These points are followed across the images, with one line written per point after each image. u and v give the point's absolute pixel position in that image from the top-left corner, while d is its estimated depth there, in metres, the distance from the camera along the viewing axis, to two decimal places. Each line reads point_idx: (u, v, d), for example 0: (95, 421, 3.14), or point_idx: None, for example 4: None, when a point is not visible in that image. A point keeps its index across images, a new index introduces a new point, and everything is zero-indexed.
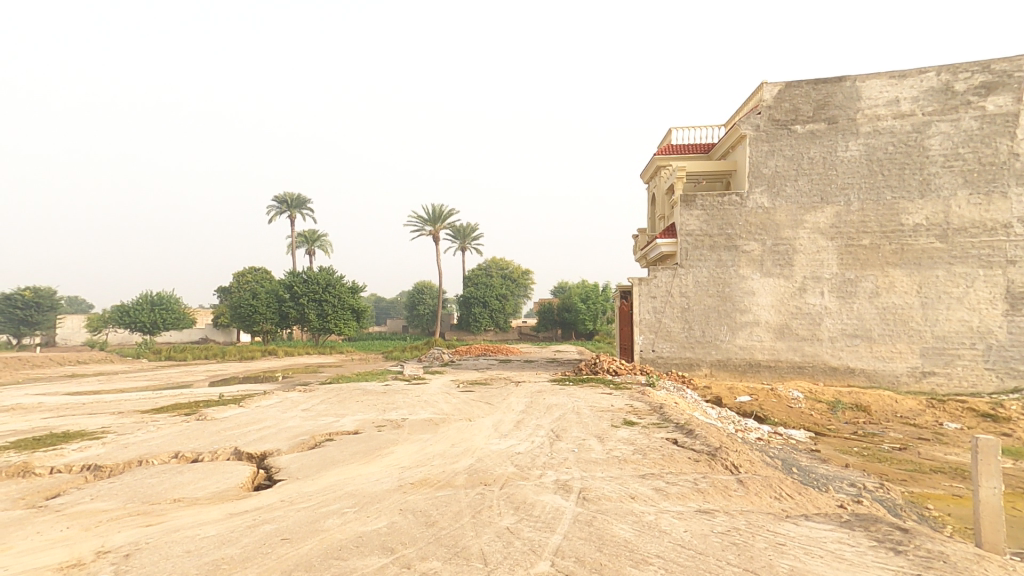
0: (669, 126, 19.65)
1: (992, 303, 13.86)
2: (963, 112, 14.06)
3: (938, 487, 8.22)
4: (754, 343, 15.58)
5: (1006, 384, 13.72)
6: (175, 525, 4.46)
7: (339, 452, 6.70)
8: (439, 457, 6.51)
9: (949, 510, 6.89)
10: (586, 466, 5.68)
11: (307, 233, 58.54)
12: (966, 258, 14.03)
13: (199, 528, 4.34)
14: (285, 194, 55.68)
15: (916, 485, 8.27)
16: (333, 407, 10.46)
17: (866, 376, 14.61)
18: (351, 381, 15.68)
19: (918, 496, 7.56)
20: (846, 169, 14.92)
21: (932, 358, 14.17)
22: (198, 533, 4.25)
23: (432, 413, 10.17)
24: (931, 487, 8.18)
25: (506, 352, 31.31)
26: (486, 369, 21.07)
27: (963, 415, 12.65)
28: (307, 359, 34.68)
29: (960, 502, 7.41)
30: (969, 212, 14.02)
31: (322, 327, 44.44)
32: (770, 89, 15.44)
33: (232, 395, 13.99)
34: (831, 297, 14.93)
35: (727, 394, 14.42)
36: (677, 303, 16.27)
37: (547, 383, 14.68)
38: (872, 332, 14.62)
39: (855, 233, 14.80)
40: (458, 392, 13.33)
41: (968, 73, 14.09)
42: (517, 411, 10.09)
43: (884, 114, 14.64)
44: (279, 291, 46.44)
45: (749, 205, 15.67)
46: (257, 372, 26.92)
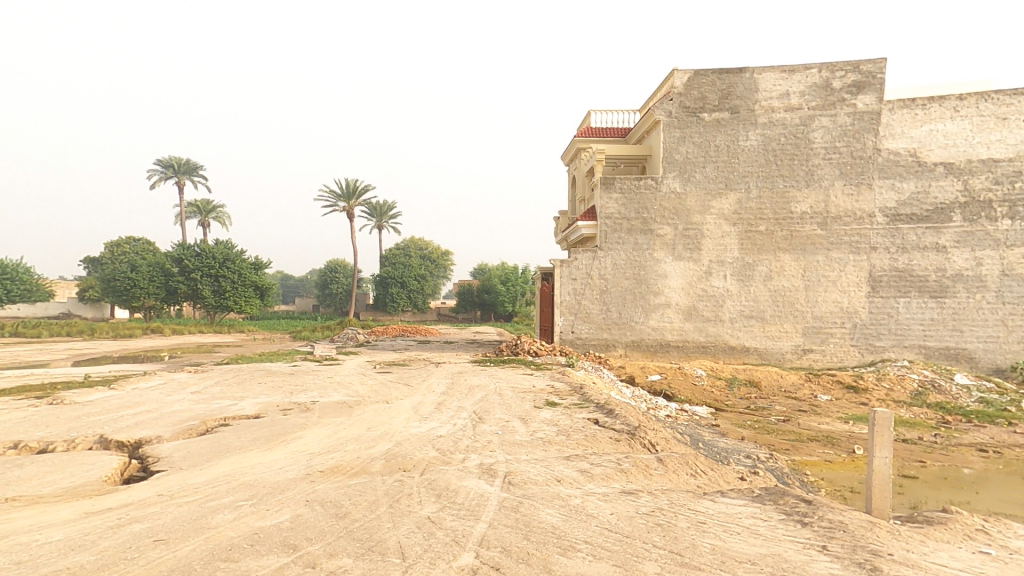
0: (589, 108, 19.85)
1: (858, 285, 15.12)
2: (839, 108, 15.07)
3: (810, 454, 8.99)
4: (665, 325, 16.28)
5: (865, 358, 15.16)
6: (6, 530, 3.71)
7: (236, 439, 6.02)
8: (352, 442, 6.05)
9: (824, 476, 7.53)
10: (511, 450, 5.51)
11: (200, 202, 53.67)
12: (840, 244, 15.19)
13: (41, 533, 3.63)
14: (169, 157, 50.40)
15: (795, 454, 9.00)
16: (230, 389, 9.55)
17: (759, 355, 15.76)
18: (254, 362, 14.52)
19: (797, 463, 8.22)
20: (747, 157, 15.69)
21: (811, 336, 15.42)
22: (38, 539, 3.55)
23: (346, 394, 9.56)
24: (807, 454, 8.96)
25: (424, 333, 30.73)
26: (403, 350, 20.46)
27: (832, 387, 13.96)
28: (201, 339, 31.97)
29: (831, 467, 8.14)
30: (843, 201, 15.15)
31: (217, 304, 41.08)
32: (681, 76, 15.92)
33: (105, 376, 12.40)
34: (732, 280, 15.86)
35: (639, 372, 14.99)
36: (597, 285, 16.60)
37: (466, 364, 14.44)
38: (766, 313, 15.71)
39: (752, 220, 15.71)
40: (373, 373, 12.75)
41: (843, 72, 15.06)
42: (437, 393, 9.77)
43: (778, 106, 15.43)
44: (165, 264, 42.20)
45: (663, 190, 16.19)
46: (138, 351, 24.34)
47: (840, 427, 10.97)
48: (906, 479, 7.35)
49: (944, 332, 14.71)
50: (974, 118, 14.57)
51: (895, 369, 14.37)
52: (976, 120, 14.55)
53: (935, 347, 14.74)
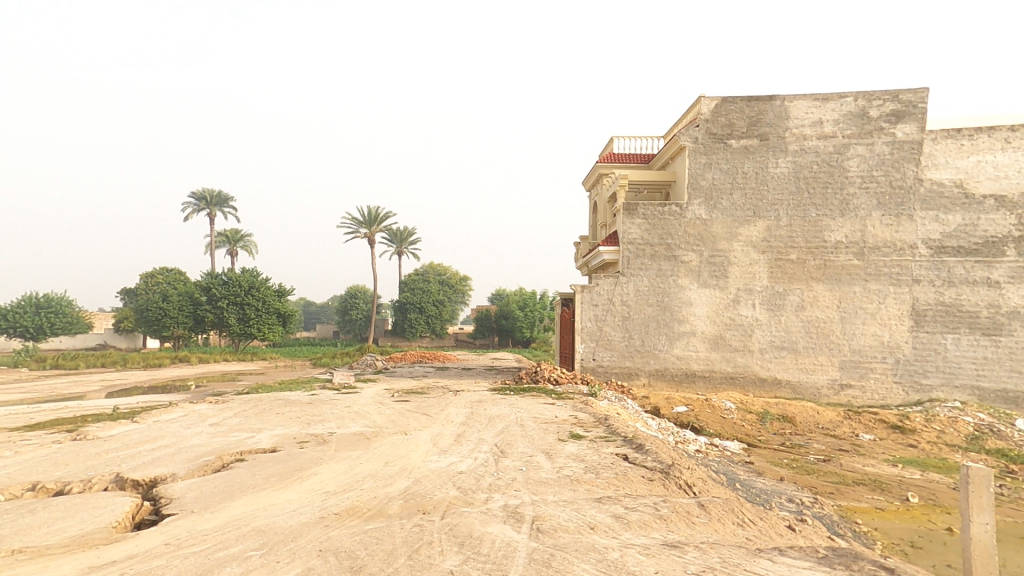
0: (612, 135, 19.79)
1: (900, 320, 14.51)
2: (876, 137, 14.68)
3: (858, 500, 8.39)
4: (691, 353, 15.77)
5: (910, 398, 14.42)
6: None
7: (249, 477, 5.77)
8: (369, 478, 5.75)
9: (876, 527, 6.99)
10: (537, 489, 5.14)
11: (229, 231, 54.92)
12: (879, 275, 14.63)
13: None
14: (202, 189, 51.89)
15: (842, 499, 8.41)
16: (247, 420, 9.37)
17: (791, 388, 15.11)
18: (273, 390, 14.36)
19: (844, 509, 7.66)
20: (776, 185, 15.34)
21: (849, 371, 14.77)
22: None
23: (364, 425, 9.29)
24: (855, 500, 8.37)
25: (443, 360, 30.51)
26: (422, 377, 20.18)
27: (874, 426, 13.24)
28: (224, 367, 32.17)
29: (884, 516, 7.58)
30: (882, 232, 14.64)
31: (243, 332, 41.57)
32: (708, 103, 15.76)
33: (128, 407, 12.38)
34: (762, 309, 15.36)
35: (665, 404, 14.43)
36: (618, 311, 16.22)
37: (486, 392, 14.10)
38: (798, 344, 15.12)
39: (784, 247, 15.26)
40: (392, 402, 12.48)
41: (880, 101, 14.69)
42: (456, 424, 9.43)
43: (810, 133, 15.13)
44: (193, 293, 42.98)
45: (688, 217, 15.88)
46: (165, 380, 24.57)
47: (888, 470, 10.34)
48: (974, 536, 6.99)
49: (1000, 372, 13.93)
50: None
51: (946, 411, 13.62)
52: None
53: (989, 389, 13.96)
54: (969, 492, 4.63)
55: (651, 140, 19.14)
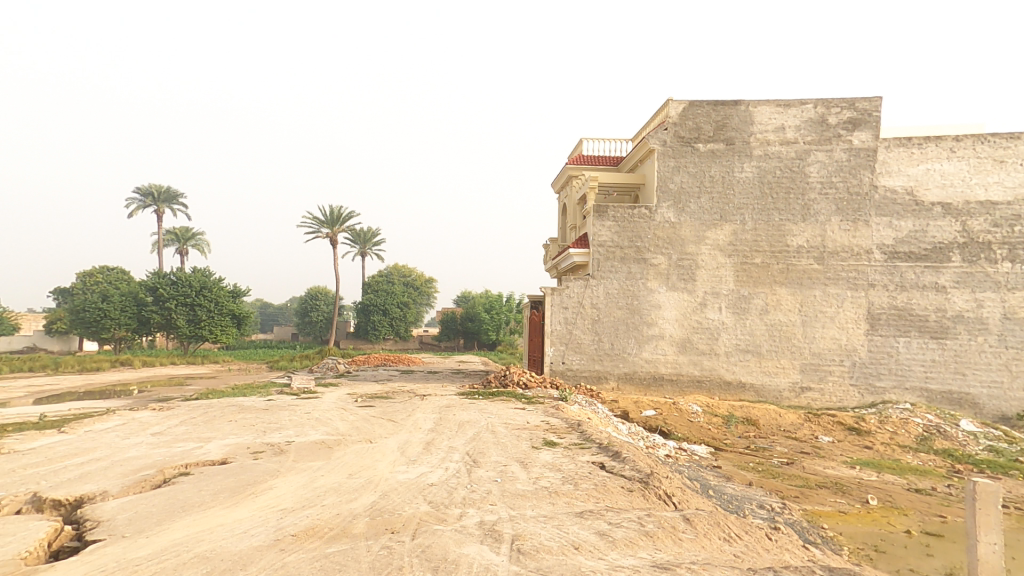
0: (580, 136, 19.71)
1: (857, 323, 14.86)
2: (835, 143, 15.02)
3: (822, 504, 8.39)
4: (659, 356, 15.76)
5: (865, 399, 14.80)
6: None
7: (193, 493, 5.22)
8: (331, 493, 5.29)
9: (842, 531, 6.96)
10: (513, 503, 4.80)
11: (179, 229, 52.55)
12: (838, 280, 14.97)
13: None
14: (149, 184, 49.46)
15: (806, 503, 8.40)
16: (196, 429, 8.69)
17: (755, 391, 15.28)
18: (226, 396, 13.53)
19: (809, 513, 7.62)
20: (741, 190, 15.53)
21: (809, 374, 15.05)
22: None
23: (325, 433, 8.75)
24: (819, 503, 8.37)
25: (406, 363, 29.81)
26: (385, 380, 19.57)
27: (833, 428, 13.48)
28: (172, 371, 30.51)
29: (847, 519, 7.58)
30: (841, 237, 14.98)
31: (193, 334, 39.69)
32: (675, 106, 15.82)
33: (62, 415, 11.38)
34: (728, 312, 15.50)
35: (633, 408, 14.35)
36: (588, 314, 16.09)
37: (453, 397, 13.68)
38: (762, 347, 15.32)
39: (748, 251, 15.45)
40: (354, 408, 11.91)
41: (839, 108, 15.05)
42: (424, 431, 9.00)
43: (773, 139, 15.36)
44: (139, 293, 40.74)
45: (657, 220, 15.90)
46: (106, 386, 23.04)
47: (848, 472, 10.48)
48: (928, 538, 7.03)
49: (945, 374, 14.44)
50: (971, 159, 14.56)
51: (898, 412, 13.99)
52: (973, 162, 14.54)
53: (937, 390, 14.45)
54: (978, 511, 4.65)
55: (619, 142, 19.14)
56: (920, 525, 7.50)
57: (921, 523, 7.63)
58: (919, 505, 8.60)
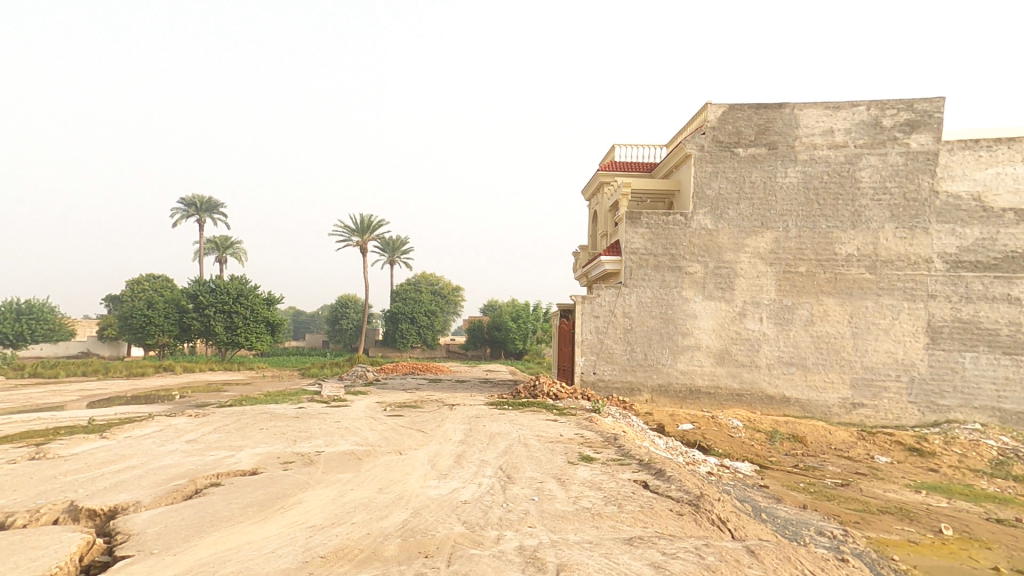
0: (614, 142, 19.39)
1: (915, 336, 14.04)
2: (889, 147, 14.31)
3: (888, 532, 7.80)
4: (695, 368, 15.20)
5: (927, 418, 13.93)
6: None
7: (222, 507, 5.06)
8: (361, 509, 5.06)
9: (915, 564, 6.45)
10: (555, 525, 4.48)
11: (219, 239, 53.94)
12: (892, 290, 14.21)
13: None
14: (192, 195, 50.99)
15: (869, 530, 7.81)
16: (228, 437, 8.62)
17: (800, 406, 14.57)
18: (258, 404, 13.56)
19: (877, 542, 7.06)
20: (786, 195, 14.93)
21: (861, 390, 14.27)
22: None
23: (355, 443, 8.57)
24: (885, 531, 7.79)
25: (435, 371, 29.77)
26: (415, 389, 19.46)
27: (890, 448, 12.74)
28: (209, 377, 31.16)
29: (921, 551, 7.00)
30: (896, 245, 14.22)
31: (230, 341, 40.56)
32: (714, 110, 15.36)
33: (103, 420, 11.55)
34: (770, 323, 14.86)
35: (670, 421, 13.83)
36: (620, 323, 15.66)
37: (484, 406, 13.42)
38: (807, 360, 14.61)
39: (793, 260, 14.81)
40: (383, 417, 11.76)
41: (894, 110, 14.34)
42: (455, 442, 8.75)
43: (820, 143, 14.74)
44: (180, 301, 41.92)
45: (693, 226, 15.40)
46: (146, 390, 23.63)
47: (912, 497, 9.79)
48: None
49: (1022, 394, 13.52)
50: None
51: (967, 433, 13.16)
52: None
53: (1011, 411, 13.54)
54: None
55: (654, 148, 18.72)
56: (1008, 562, 6.93)
57: (1009, 559, 7.04)
58: (1003, 537, 7.95)
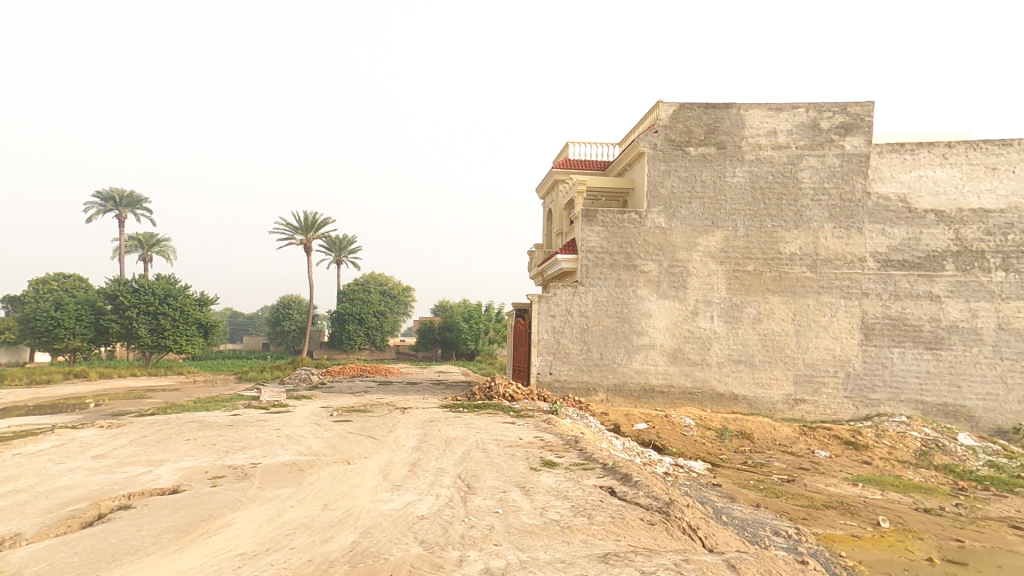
0: (566, 140, 19.27)
1: (851, 333, 14.56)
2: (827, 149, 14.78)
3: (833, 527, 7.82)
4: (649, 367, 15.21)
5: (860, 412, 14.45)
6: None
7: (131, 535, 4.32)
8: (302, 531, 4.45)
9: (859, 559, 6.39)
10: (522, 543, 4.05)
11: (141, 236, 50.30)
12: (831, 288, 14.67)
13: None
14: (110, 188, 47.36)
15: (814, 526, 7.81)
16: (148, 450, 7.69)
17: (748, 403, 14.82)
18: (187, 411, 12.42)
19: (823, 538, 7.01)
20: (733, 195, 15.17)
21: (802, 386, 14.66)
22: None
23: (296, 453, 7.85)
24: (830, 526, 7.82)
25: (384, 374, 28.86)
26: (362, 392, 18.58)
27: (829, 442, 13.08)
28: (133, 383, 28.84)
29: (862, 544, 6.99)
30: (834, 244, 14.71)
31: (155, 344, 37.83)
32: (665, 109, 15.43)
33: (2, 434, 10.22)
34: (720, 321, 15.05)
35: (624, 421, 13.70)
36: (577, 323, 15.48)
37: (436, 410, 12.86)
38: (754, 357, 14.89)
39: (741, 258, 15.07)
40: (329, 423, 10.99)
41: (831, 113, 14.83)
42: (409, 450, 8.18)
43: (765, 143, 15.07)
44: (98, 301, 38.71)
45: (647, 225, 15.42)
46: (56, 399, 21.46)
47: (851, 491, 10.00)
48: (954, 567, 6.54)
49: (940, 386, 14.22)
50: (964, 167, 14.45)
51: (895, 425, 13.69)
52: (966, 169, 14.43)
53: (931, 403, 14.21)
54: None
55: (606, 146, 18.71)
56: (940, 552, 7.00)
57: (939, 549, 7.14)
58: (931, 526, 8.14)
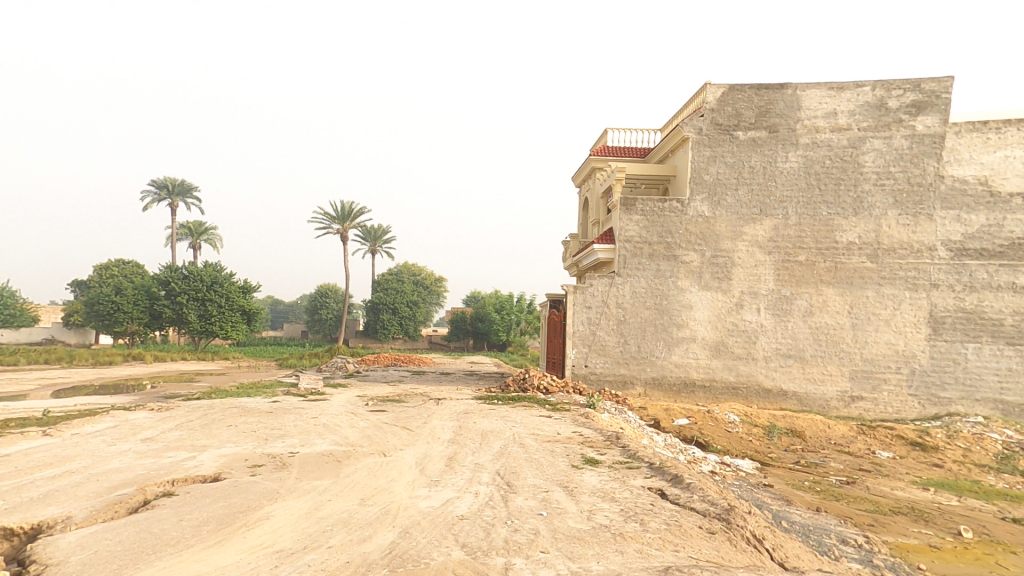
0: (606, 126, 18.71)
1: (916, 327, 13.68)
2: (894, 130, 13.83)
3: (906, 535, 7.24)
4: (690, 361, 14.67)
5: (927, 411, 13.59)
6: None
7: (171, 525, 4.22)
8: (340, 527, 4.27)
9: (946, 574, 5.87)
10: (573, 550, 3.76)
11: (191, 223, 52.02)
12: (894, 279, 13.80)
13: None
14: (163, 177, 48.93)
15: (885, 533, 7.24)
16: (191, 435, 7.72)
17: (798, 400, 14.14)
18: (229, 396, 12.60)
19: (898, 548, 6.47)
20: (786, 181, 14.39)
21: (860, 382, 13.88)
22: None
23: (332, 443, 7.75)
24: (902, 534, 7.24)
25: (419, 363, 28.99)
26: (397, 381, 18.60)
27: (892, 442, 12.34)
28: (182, 366, 29.87)
29: (946, 558, 6.43)
30: (898, 232, 13.80)
31: (204, 329, 39.10)
32: (713, 91, 14.72)
33: (58, 412, 10.56)
34: (767, 314, 14.37)
35: (665, 416, 13.23)
36: (614, 314, 15.03)
37: (472, 401, 12.69)
38: (805, 352, 14.17)
39: (791, 248, 14.31)
40: (365, 412, 10.94)
41: (900, 91, 13.85)
42: (444, 442, 7.99)
43: (823, 125, 14.21)
44: (151, 288, 40.21)
45: (690, 213, 14.80)
46: (112, 379, 22.40)
47: (920, 495, 9.34)
48: None
49: None
50: None
51: (970, 426, 12.82)
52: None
53: (1014, 403, 13.24)
54: None
55: (648, 132, 18.07)
56: None
57: None
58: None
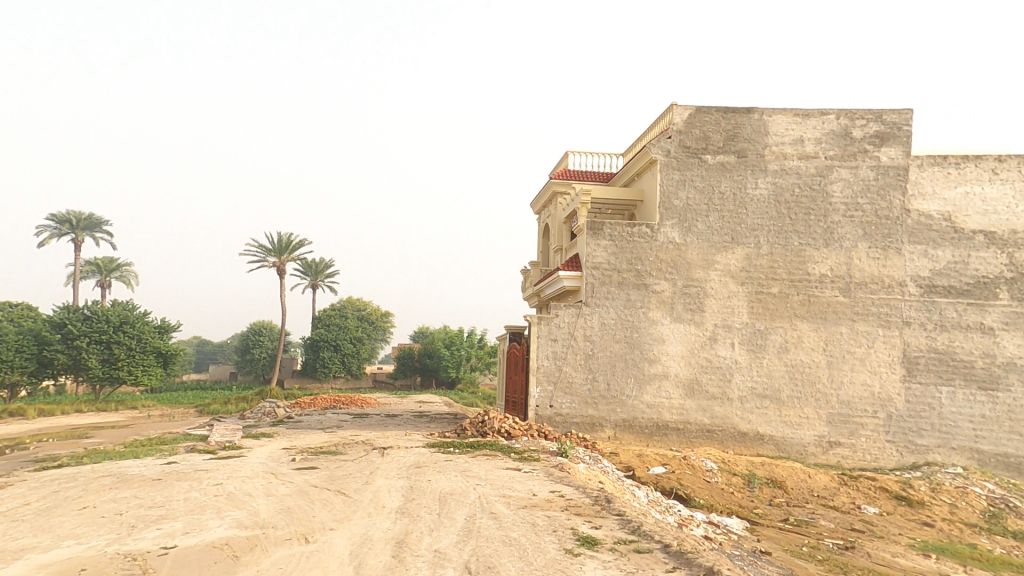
0: (566, 149, 17.85)
1: (891, 367, 13.05)
2: (861, 160, 13.49)
3: None
4: (663, 401, 13.40)
5: (905, 460, 12.85)
6: None
7: None
8: None
9: None
10: None
11: (101, 260, 47.33)
12: (868, 315, 13.20)
13: None
14: (68, 211, 44.49)
15: None
16: (12, 536, 5.59)
17: (776, 445, 13.10)
18: (113, 459, 10.07)
19: None
20: (755, 209, 13.72)
21: (837, 427, 13.02)
22: None
23: (232, 527, 5.75)
24: None
25: (360, 405, 26.51)
26: (333, 428, 16.28)
27: (876, 496, 11.41)
28: (80, 418, 25.91)
29: None
30: (869, 266, 13.30)
31: (106, 375, 34.81)
32: (679, 112, 14.02)
33: None
34: (743, 350, 13.39)
35: (639, 464, 11.79)
36: (580, 348, 13.65)
37: (423, 452, 10.82)
38: (781, 392, 13.22)
39: (764, 279, 13.53)
40: (289, 472, 8.85)
41: (864, 120, 13.59)
42: (395, 515, 6.14)
43: (791, 152, 13.73)
44: (46, 330, 35.43)
45: (660, 240, 13.83)
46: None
47: (925, 564, 8.31)
48: None
49: (999, 433, 12.76)
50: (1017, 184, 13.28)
51: (951, 479, 12.16)
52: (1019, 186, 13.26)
53: (989, 453, 12.70)
54: None
55: (608, 157, 17.30)
56: None
57: None
58: None
